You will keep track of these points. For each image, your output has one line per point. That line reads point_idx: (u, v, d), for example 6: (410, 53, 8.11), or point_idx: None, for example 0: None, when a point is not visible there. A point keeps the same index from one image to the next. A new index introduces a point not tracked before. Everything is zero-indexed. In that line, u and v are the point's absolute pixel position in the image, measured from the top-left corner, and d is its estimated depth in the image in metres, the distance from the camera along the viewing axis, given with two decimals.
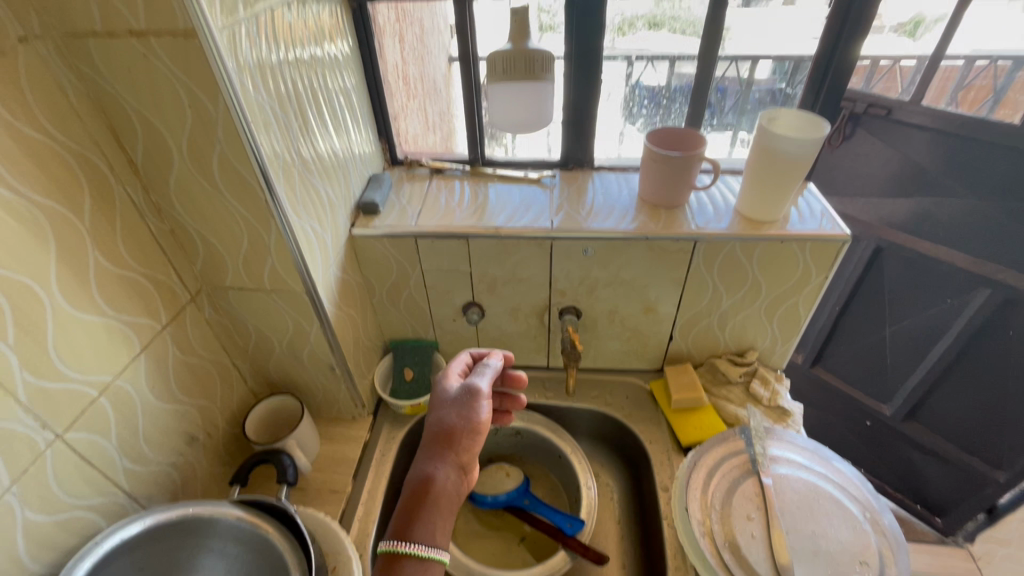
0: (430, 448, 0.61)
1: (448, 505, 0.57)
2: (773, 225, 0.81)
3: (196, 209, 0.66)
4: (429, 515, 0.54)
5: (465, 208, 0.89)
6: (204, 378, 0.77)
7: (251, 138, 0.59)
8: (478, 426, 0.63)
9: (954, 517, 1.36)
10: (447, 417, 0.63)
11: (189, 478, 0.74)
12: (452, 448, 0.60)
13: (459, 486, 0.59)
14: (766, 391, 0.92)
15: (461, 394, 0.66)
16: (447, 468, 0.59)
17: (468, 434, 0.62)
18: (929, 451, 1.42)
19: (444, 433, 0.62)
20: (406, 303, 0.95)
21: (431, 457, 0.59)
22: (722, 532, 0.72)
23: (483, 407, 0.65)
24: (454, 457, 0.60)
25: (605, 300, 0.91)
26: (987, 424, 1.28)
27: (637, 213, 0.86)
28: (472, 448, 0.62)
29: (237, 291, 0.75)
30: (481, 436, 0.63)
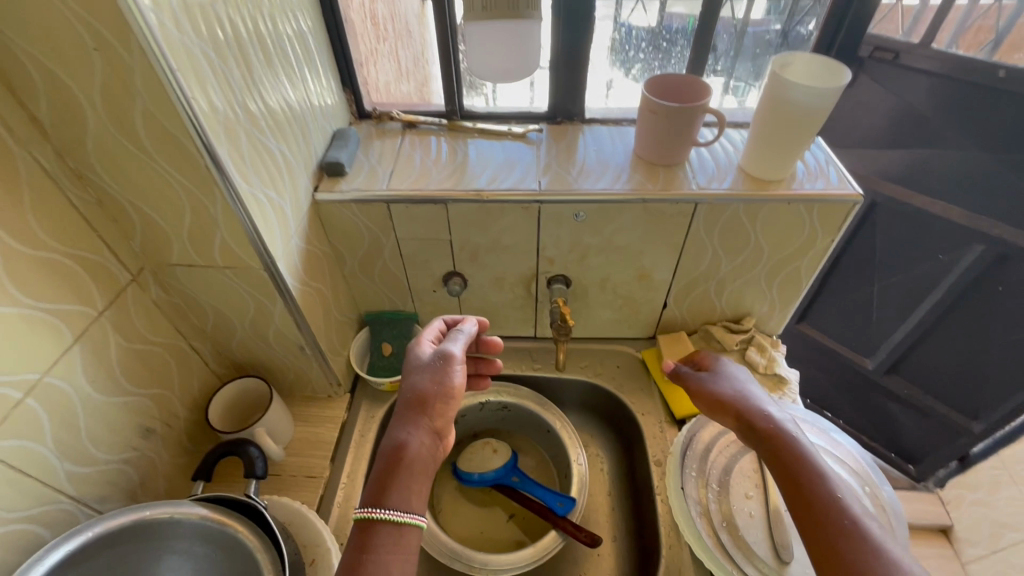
0: (400, 415, 0.55)
1: (422, 471, 0.52)
2: (778, 184, 0.75)
3: (125, 176, 0.56)
4: (403, 480, 0.50)
5: (442, 168, 0.80)
6: (156, 365, 0.69)
7: (176, 84, 0.48)
8: (453, 392, 0.57)
9: (927, 464, 1.47)
10: (419, 383, 0.57)
11: (146, 473, 0.68)
12: (424, 410, 0.55)
13: (434, 453, 0.54)
14: (762, 358, 0.88)
15: (433, 359, 0.59)
16: (419, 432, 0.54)
17: (441, 400, 0.56)
18: (908, 403, 1.45)
19: (414, 399, 0.56)
20: (380, 273, 0.87)
21: (402, 424, 0.54)
22: (719, 513, 0.71)
23: (455, 369, 0.58)
24: (427, 421, 0.55)
25: (597, 267, 0.84)
26: (966, 375, 1.30)
27: (633, 171, 0.78)
28: (446, 413, 0.56)
29: (187, 268, 0.66)
30: (455, 401, 0.57)
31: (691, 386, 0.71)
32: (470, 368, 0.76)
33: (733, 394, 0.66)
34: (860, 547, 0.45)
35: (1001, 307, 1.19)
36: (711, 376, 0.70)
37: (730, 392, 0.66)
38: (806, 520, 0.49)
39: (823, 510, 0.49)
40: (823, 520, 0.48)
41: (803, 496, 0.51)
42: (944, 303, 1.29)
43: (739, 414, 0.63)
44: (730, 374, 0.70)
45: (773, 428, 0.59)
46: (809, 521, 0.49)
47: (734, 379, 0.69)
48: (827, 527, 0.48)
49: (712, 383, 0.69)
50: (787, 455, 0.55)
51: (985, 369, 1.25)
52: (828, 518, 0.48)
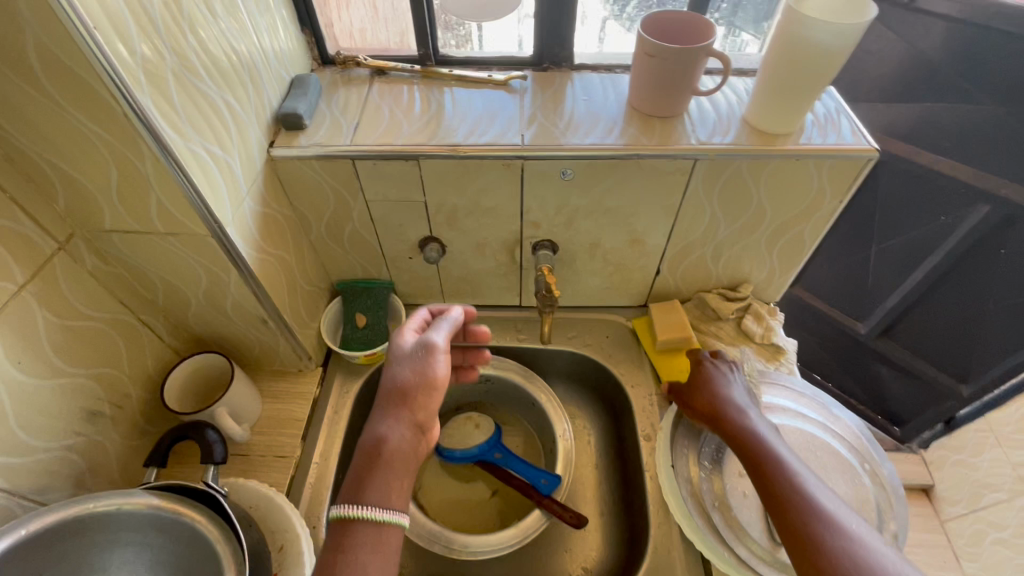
0: (379, 407, 0.50)
1: (405, 467, 0.47)
2: (787, 139, 0.67)
3: (35, 129, 0.48)
4: (382, 478, 0.45)
5: (414, 120, 0.72)
6: (98, 343, 0.62)
7: (68, 5, 0.40)
8: (436, 381, 0.52)
9: (912, 427, 1.46)
10: (400, 373, 0.52)
11: (96, 460, 0.63)
12: (404, 401, 0.50)
13: (416, 447, 0.49)
14: (759, 327, 0.83)
15: (415, 347, 0.54)
16: (399, 426, 0.49)
17: (424, 390, 0.51)
18: (898, 367, 1.43)
19: (394, 390, 0.50)
20: (350, 238, 0.80)
21: (381, 418, 0.49)
22: (712, 493, 0.68)
23: (438, 356, 0.53)
24: (408, 413, 0.50)
25: (586, 232, 0.77)
26: (961, 340, 1.26)
27: (627, 124, 0.70)
28: (430, 405, 0.51)
29: (124, 235, 0.59)
30: (440, 391, 0.52)
31: (678, 393, 0.71)
32: (457, 359, 0.71)
33: (713, 397, 0.65)
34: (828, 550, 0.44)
35: (999, 271, 1.14)
36: (694, 377, 0.70)
37: (710, 396, 0.66)
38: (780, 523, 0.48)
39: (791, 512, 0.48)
40: (798, 532, 0.46)
41: (778, 501, 0.50)
42: (939, 270, 1.25)
43: (720, 420, 0.63)
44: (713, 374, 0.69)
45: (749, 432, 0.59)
46: (778, 511, 0.49)
47: (717, 379, 0.68)
48: (792, 516, 0.48)
49: (695, 386, 0.68)
50: (765, 464, 0.54)
51: (978, 334, 1.22)
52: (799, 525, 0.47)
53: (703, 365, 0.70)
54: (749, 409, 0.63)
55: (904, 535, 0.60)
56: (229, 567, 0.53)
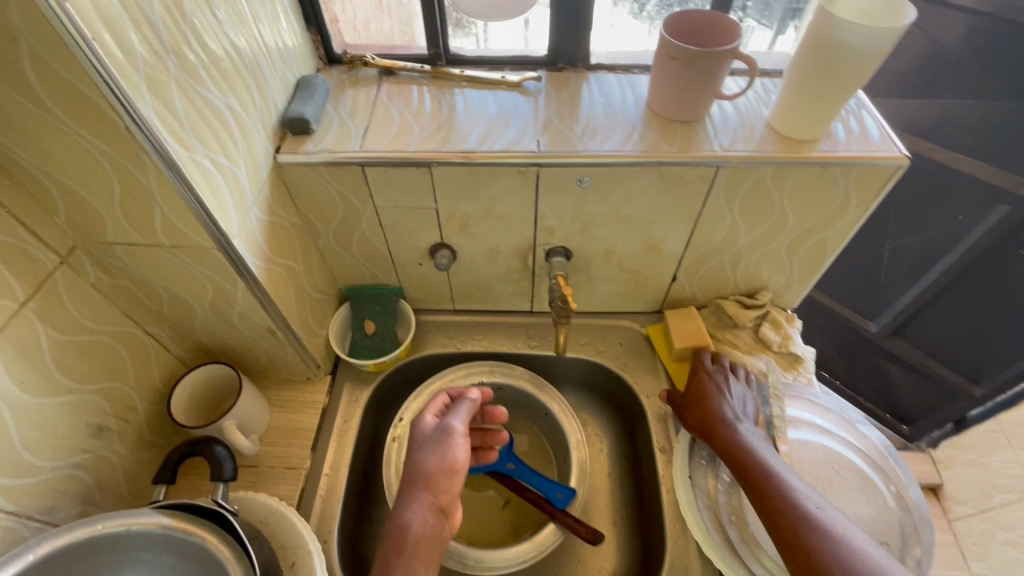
0: (407, 491, 0.58)
1: (430, 549, 0.54)
2: (812, 145, 0.65)
3: (32, 142, 0.45)
4: (409, 558, 0.52)
5: (424, 124, 0.69)
6: (102, 357, 0.61)
7: (62, 11, 0.37)
8: (456, 465, 0.61)
9: (921, 425, 1.39)
10: (424, 459, 0.61)
11: (103, 475, 0.62)
12: (427, 486, 0.58)
13: (439, 529, 0.56)
14: (778, 336, 0.81)
15: (436, 434, 0.63)
16: (424, 510, 0.57)
17: (445, 474, 0.59)
18: (908, 366, 1.40)
19: (419, 476, 0.59)
20: (359, 245, 0.78)
21: (407, 504, 0.57)
22: (729, 507, 0.67)
23: (456, 441, 0.62)
24: (431, 498, 0.58)
25: (602, 239, 0.75)
26: (974, 341, 1.23)
27: (646, 129, 0.67)
28: (451, 489, 0.59)
29: (128, 247, 0.57)
30: (460, 475, 0.60)
31: (681, 400, 0.72)
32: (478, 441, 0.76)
33: (716, 410, 0.67)
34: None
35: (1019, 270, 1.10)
36: (699, 386, 0.71)
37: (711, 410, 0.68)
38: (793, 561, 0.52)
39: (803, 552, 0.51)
40: (795, 550, 0.52)
41: (784, 529, 0.54)
42: (954, 270, 1.22)
43: (720, 438, 0.65)
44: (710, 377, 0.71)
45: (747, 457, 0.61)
46: (770, 518, 0.56)
47: (719, 391, 0.69)
48: (785, 520, 0.54)
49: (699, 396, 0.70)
50: (766, 489, 0.58)
51: (988, 334, 1.19)
52: (813, 568, 0.50)
53: (707, 376, 0.71)
54: (745, 425, 0.66)
55: (929, 561, 0.59)
56: None
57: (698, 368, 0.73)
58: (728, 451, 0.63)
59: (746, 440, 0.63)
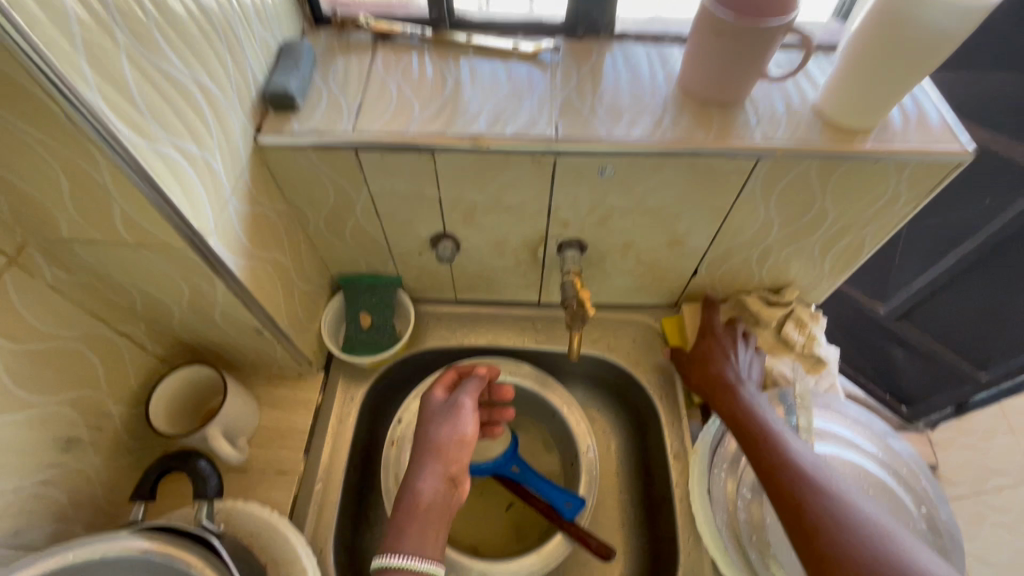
0: (416, 460, 0.57)
1: (439, 517, 0.54)
2: (866, 136, 0.57)
3: None
4: (418, 526, 0.52)
5: (426, 100, 0.61)
6: (66, 363, 0.54)
7: None
8: (465, 437, 0.59)
9: (922, 406, 1.27)
10: (434, 430, 0.59)
11: (76, 489, 0.57)
12: (438, 455, 0.57)
13: (449, 498, 0.55)
14: (801, 336, 0.76)
15: (446, 407, 0.61)
16: (434, 478, 0.55)
17: (455, 445, 0.58)
18: (913, 349, 1.26)
19: (429, 447, 0.57)
20: (352, 233, 0.70)
21: (416, 471, 0.56)
22: (749, 525, 0.62)
23: (465, 415, 0.60)
24: (441, 467, 0.56)
25: (621, 232, 0.68)
26: (989, 325, 1.12)
27: (678, 114, 0.59)
28: (460, 459, 0.57)
29: (87, 244, 0.49)
30: (469, 446, 0.58)
31: (687, 359, 0.74)
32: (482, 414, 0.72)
33: (722, 372, 0.68)
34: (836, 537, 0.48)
35: None
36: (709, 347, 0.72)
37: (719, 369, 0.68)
38: (780, 500, 0.53)
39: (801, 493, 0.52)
40: (794, 510, 0.51)
41: (781, 489, 0.53)
42: (976, 254, 1.07)
43: (724, 395, 0.66)
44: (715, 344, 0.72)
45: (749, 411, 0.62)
46: (769, 478, 0.55)
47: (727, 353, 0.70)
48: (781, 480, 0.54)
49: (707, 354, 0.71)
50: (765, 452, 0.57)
51: (1009, 319, 1.08)
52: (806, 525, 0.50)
53: (717, 339, 0.72)
54: (750, 389, 0.66)
55: None
56: None
57: (707, 328, 0.74)
58: (729, 407, 0.64)
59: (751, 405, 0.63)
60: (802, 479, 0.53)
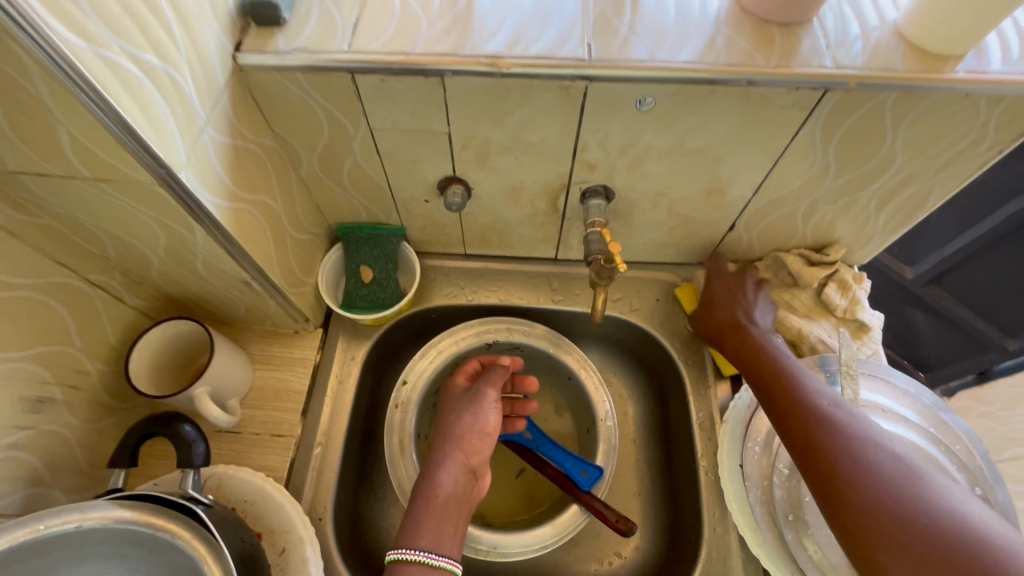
0: (437, 450, 0.55)
1: (458, 511, 0.52)
2: (954, 64, 0.48)
3: None
4: (436, 518, 0.50)
5: (435, 15, 0.51)
6: (28, 315, 0.48)
7: None
8: (487, 429, 0.58)
9: (941, 373, 1.17)
10: (456, 419, 0.58)
11: (53, 451, 0.52)
12: (460, 445, 0.55)
13: (469, 491, 0.54)
14: (844, 300, 0.67)
15: (468, 397, 0.60)
16: (456, 469, 0.54)
17: (477, 436, 0.57)
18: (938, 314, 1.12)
19: (450, 436, 0.56)
20: (350, 175, 0.63)
21: (437, 460, 0.54)
22: (786, 503, 0.57)
23: (487, 410, 0.59)
24: (460, 460, 0.55)
25: (654, 177, 0.60)
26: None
27: (734, 35, 0.50)
28: (481, 451, 0.56)
29: (38, 178, 0.42)
30: (490, 439, 0.58)
31: (695, 309, 0.72)
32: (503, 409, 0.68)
33: (732, 312, 0.66)
34: (856, 473, 0.45)
35: None
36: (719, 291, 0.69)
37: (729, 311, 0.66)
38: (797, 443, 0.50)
39: (811, 432, 0.49)
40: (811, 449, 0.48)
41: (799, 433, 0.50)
42: None
43: (735, 336, 0.64)
44: (728, 287, 0.69)
45: (764, 351, 0.60)
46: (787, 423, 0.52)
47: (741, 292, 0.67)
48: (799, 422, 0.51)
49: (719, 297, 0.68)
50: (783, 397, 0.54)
51: None
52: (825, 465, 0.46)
53: (726, 281, 0.69)
54: (763, 329, 0.63)
55: None
56: None
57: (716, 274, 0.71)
58: (740, 347, 0.62)
59: (765, 341, 0.61)
60: (811, 417, 0.51)
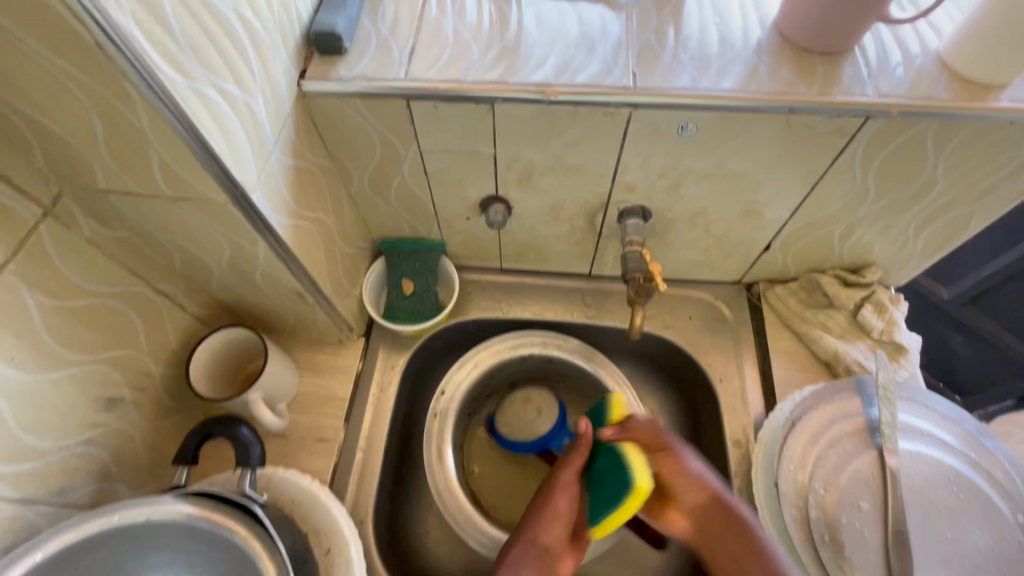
0: (515, 532, 0.61)
1: None
2: (998, 93, 0.49)
3: None
4: None
5: (485, 44, 0.54)
6: (106, 321, 0.52)
7: None
8: (557, 509, 0.60)
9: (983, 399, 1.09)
10: (532, 502, 0.62)
11: (121, 448, 0.56)
12: (547, 522, 0.59)
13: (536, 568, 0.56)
14: (880, 321, 0.67)
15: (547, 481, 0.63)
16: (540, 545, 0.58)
17: (545, 516, 0.60)
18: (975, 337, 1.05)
19: (525, 518, 0.61)
20: (397, 193, 0.65)
21: (510, 541, 0.60)
22: (822, 524, 0.57)
23: (569, 486, 0.61)
24: (533, 540, 0.58)
25: (692, 199, 0.61)
26: None
27: (776, 64, 0.51)
28: (550, 531, 0.59)
29: (124, 197, 0.46)
30: (561, 518, 0.60)
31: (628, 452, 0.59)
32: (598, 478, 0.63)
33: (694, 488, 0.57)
34: None
35: None
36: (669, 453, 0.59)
37: (697, 495, 0.57)
38: None
39: None
40: None
41: None
42: None
43: (697, 508, 0.57)
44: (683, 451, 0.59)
45: (732, 517, 0.55)
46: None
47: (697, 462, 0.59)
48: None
49: (673, 470, 0.58)
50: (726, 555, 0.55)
51: None
52: None
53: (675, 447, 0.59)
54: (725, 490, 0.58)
55: None
56: None
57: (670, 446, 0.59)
58: (702, 518, 0.57)
59: (736, 506, 0.56)
60: None
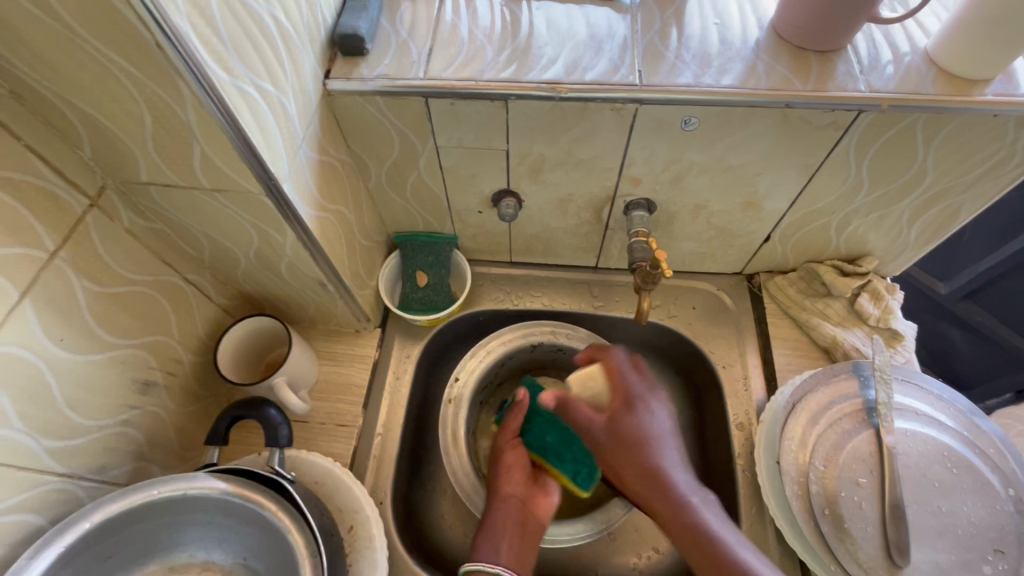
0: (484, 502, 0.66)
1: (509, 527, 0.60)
2: (982, 87, 0.52)
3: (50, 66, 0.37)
4: (487, 539, 0.60)
5: (499, 45, 0.57)
6: (142, 307, 0.55)
7: None
8: (509, 462, 0.66)
9: (980, 394, 1.09)
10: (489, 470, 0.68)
11: (155, 431, 0.59)
12: (507, 475, 0.65)
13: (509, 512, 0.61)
14: (876, 309, 0.70)
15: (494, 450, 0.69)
16: (508, 497, 0.63)
17: (501, 471, 0.65)
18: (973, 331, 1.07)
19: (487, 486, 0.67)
20: (413, 188, 0.69)
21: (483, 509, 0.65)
22: (822, 498, 0.59)
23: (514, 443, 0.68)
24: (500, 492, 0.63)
25: (695, 191, 0.64)
26: None
27: (773, 62, 0.54)
28: (510, 480, 0.64)
29: (163, 189, 0.49)
30: (516, 468, 0.65)
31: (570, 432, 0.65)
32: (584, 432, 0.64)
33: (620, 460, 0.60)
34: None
35: None
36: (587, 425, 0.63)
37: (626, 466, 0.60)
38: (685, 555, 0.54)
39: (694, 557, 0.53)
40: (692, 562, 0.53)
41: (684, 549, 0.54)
42: None
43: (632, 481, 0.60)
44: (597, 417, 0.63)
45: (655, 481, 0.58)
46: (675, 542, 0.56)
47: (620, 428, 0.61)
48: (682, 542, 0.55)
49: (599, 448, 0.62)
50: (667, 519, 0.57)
51: None
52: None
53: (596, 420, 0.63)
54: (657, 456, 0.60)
55: None
56: (304, 553, 0.48)
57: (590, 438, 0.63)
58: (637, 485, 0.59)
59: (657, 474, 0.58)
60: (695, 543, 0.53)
